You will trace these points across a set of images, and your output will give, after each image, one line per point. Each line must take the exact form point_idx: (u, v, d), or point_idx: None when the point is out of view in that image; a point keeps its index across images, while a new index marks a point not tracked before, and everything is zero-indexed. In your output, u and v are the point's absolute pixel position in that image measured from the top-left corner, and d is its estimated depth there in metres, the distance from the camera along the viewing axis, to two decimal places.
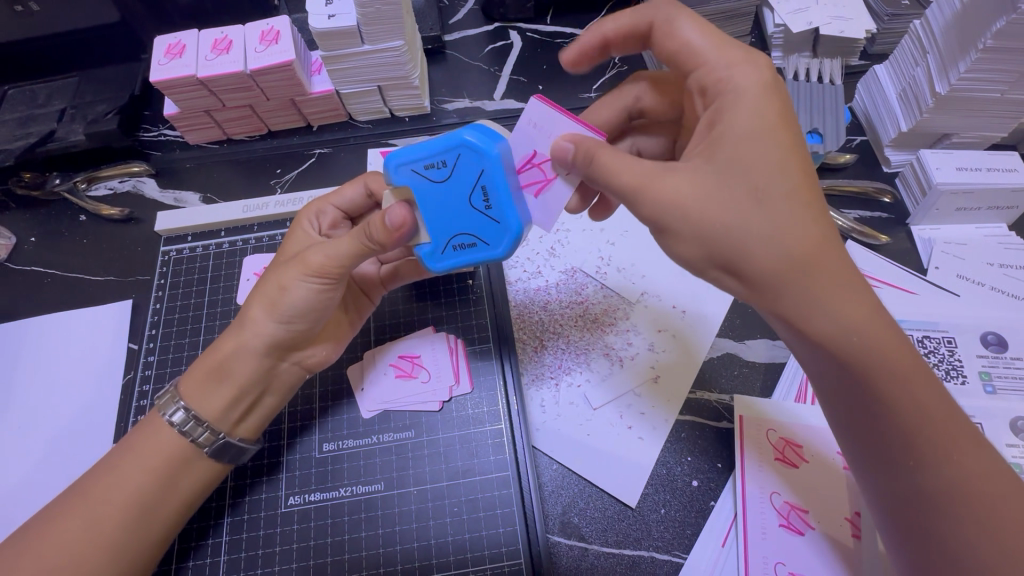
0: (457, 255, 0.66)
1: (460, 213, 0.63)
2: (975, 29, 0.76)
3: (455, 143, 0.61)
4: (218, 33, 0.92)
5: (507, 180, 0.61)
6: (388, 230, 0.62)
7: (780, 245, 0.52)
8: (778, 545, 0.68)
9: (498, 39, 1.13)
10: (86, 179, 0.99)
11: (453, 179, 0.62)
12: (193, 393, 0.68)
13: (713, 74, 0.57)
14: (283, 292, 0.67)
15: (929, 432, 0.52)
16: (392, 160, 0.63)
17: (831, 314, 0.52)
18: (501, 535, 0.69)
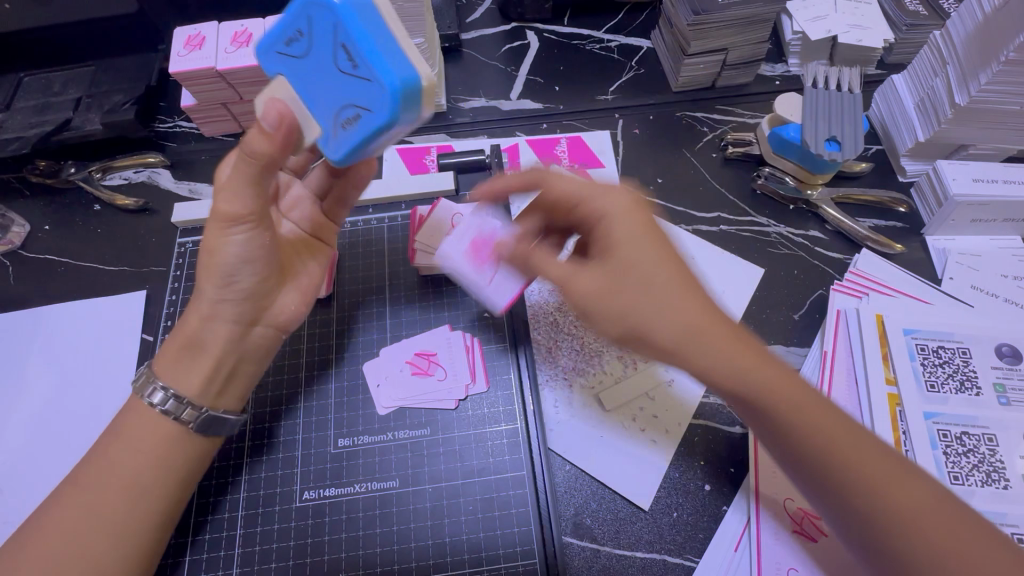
0: (348, 138, 0.55)
1: (335, 86, 0.53)
2: (998, 41, 0.76)
3: (303, 2, 0.52)
4: (238, 25, 0.92)
5: (366, 24, 0.49)
6: (270, 135, 0.56)
7: (676, 321, 0.52)
8: (790, 552, 0.69)
9: (515, 39, 1.13)
10: (100, 169, 0.99)
11: (312, 45, 0.54)
12: (168, 369, 0.66)
13: (588, 205, 0.60)
14: (212, 253, 0.64)
15: (901, 511, 0.46)
16: (260, 48, 0.58)
17: (723, 371, 0.51)
18: (515, 535, 0.69)
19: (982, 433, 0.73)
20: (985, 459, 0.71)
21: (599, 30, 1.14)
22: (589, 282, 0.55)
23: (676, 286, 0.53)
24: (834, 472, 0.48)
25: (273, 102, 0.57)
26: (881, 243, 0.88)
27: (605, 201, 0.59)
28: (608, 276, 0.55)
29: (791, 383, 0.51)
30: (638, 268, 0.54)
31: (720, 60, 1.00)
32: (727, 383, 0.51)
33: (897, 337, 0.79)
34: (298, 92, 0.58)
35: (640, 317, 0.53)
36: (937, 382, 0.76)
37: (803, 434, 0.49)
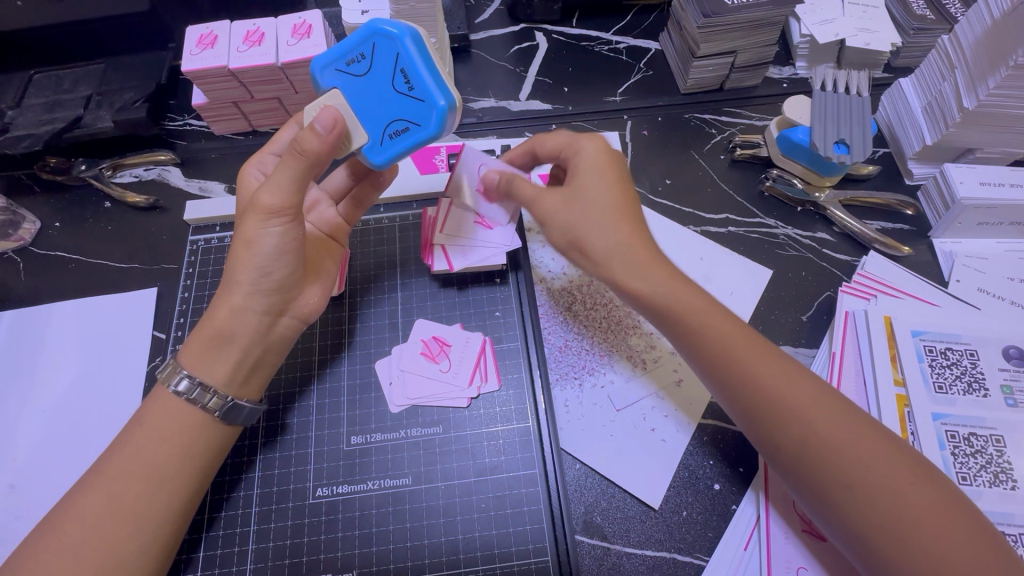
0: (395, 145, 0.67)
1: (388, 102, 0.66)
2: (1005, 46, 0.77)
3: (369, 34, 0.65)
4: (250, 24, 0.92)
5: (424, 61, 0.65)
6: (323, 136, 0.62)
7: (618, 242, 0.64)
8: (801, 550, 0.69)
9: (524, 40, 1.14)
10: (111, 166, 0.99)
11: (373, 69, 0.66)
12: (195, 361, 0.67)
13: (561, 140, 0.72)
14: (250, 245, 0.66)
15: (797, 406, 0.60)
16: (316, 65, 0.67)
17: (666, 287, 0.64)
18: (528, 532, 0.70)
19: (990, 435, 0.74)
20: (993, 460, 0.72)
21: (607, 31, 1.15)
22: (560, 201, 0.67)
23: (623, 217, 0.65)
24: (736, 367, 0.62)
25: (327, 105, 0.64)
26: (889, 246, 0.89)
27: (574, 137, 0.71)
28: (575, 201, 0.66)
29: (707, 303, 0.64)
30: (601, 198, 0.65)
31: (728, 63, 1.01)
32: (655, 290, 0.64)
33: (905, 338, 0.79)
34: (348, 100, 0.67)
35: (595, 236, 0.65)
36: (945, 383, 0.77)
37: (713, 341, 0.63)
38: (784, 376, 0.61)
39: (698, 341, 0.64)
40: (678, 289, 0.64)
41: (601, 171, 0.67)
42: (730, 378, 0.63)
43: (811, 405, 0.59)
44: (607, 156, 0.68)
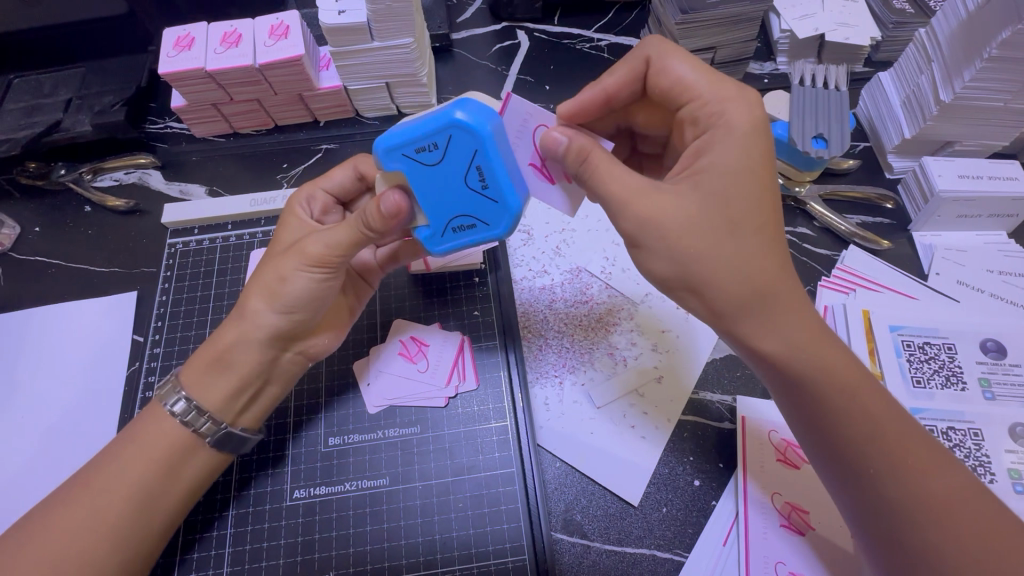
0: (458, 239, 0.63)
1: (459, 196, 0.60)
2: (980, 38, 0.77)
3: (445, 122, 0.57)
4: (227, 26, 0.92)
5: (503, 158, 0.58)
6: (384, 217, 0.60)
7: (746, 284, 0.56)
8: (779, 546, 0.69)
9: (506, 39, 1.14)
10: (91, 170, 0.99)
11: (446, 162, 0.59)
12: (194, 383, 0.67)
13: (707, 108, 0.60)
14: (283, 282, 0.67)
15: (909, 472, 0.55)
16: (380, 146, 0.59)
17: (789, 341, 0.58)
18: (505, 531, 0.70)
19: (968, 428, 0.74)
20: (971, 454, 0.72)
21: (589, 29, 1.14)
22: (685, 214, 0.56)
23: (760, 249, 0.56)
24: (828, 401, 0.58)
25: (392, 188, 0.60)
26: (868, 240, 0.89)
27: (728, 104, 0.59)
28: (700, 216, 0.56)
29: (830, 353, 0.58)
30: (741, 216, 0.56)
31: (708, 59, 1.01)
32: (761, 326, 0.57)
33: (883, 333, 0.79)
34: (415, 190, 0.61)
35: (706, 271, 0.56)
36: (923, 377, 0.77)
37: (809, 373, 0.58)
38: (896, 426, 0.57)
39: (807, 398, 0.58)
40: (799, 343, 0.57)
41: (748, 180, 0.57)
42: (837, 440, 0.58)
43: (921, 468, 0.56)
44: (757, 149, 0.58)
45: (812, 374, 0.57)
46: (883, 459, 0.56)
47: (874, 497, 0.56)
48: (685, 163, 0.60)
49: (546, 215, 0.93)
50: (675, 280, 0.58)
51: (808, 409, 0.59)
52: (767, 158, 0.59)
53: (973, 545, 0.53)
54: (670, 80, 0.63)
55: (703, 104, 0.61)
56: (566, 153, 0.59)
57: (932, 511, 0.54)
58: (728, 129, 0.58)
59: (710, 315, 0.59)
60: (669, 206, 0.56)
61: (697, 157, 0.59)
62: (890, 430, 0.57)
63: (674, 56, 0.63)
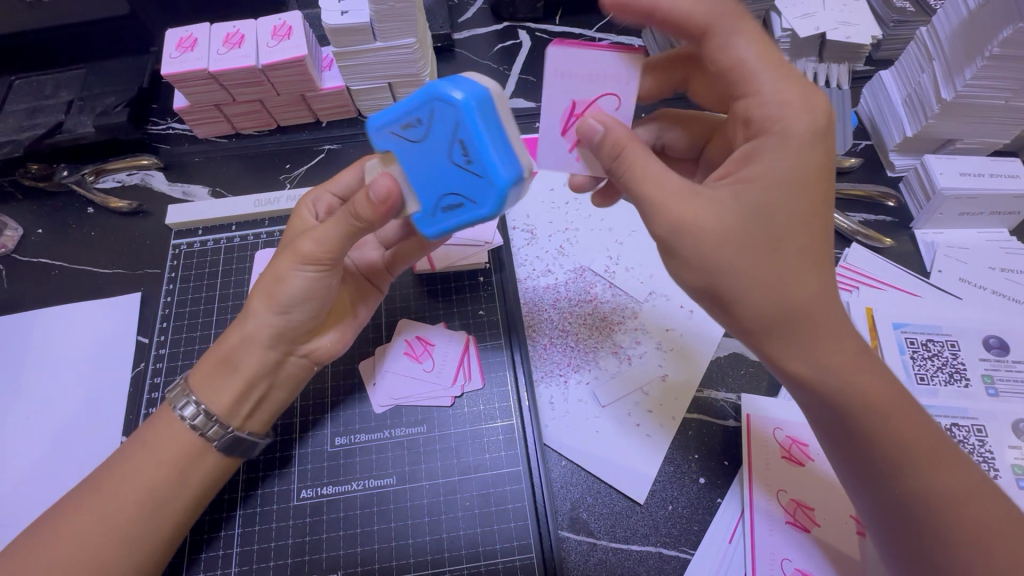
0: (450, 220, 0.60)
1: (446, 174, 0.58)
2: (981, 36, 0.77)
3: (426, 97, 0.55)
4: (230, 27, 0.92)
5: (486, 129, 0.54)
6: (373, 204, 0.59)
7: (777, 301, 0.55)
8: (784, 543, 0.69)
9: (508, 39, 1.14)
10: (93, 171, 0.99)
11: (430, 137, 0.57)
12: (203, 385, 0.68)
13: (763, 108, 0.56)
14: (279, 283, 0.67)
15: (930, 482, 0.56)
16: (373, 124, 0.60)
17: (820, 361, 0.56)
18: (512, 530, 0.70)
19: (971, 424, 0.74)
20: (975, 450, 0.73)
21: (590, 28, 1.15)
22: (719, 226, 0.54)
23: (799, 265, 0.55)
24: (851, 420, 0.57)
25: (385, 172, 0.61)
26: (871, 237, 0.89)
27: (788, 110, 0.55)
28: (734, 228, 0.54)
29: (865, 369, 0.57)
30: (778, 233, 0.54)
31: None
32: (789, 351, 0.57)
33: (886, 331, 0.80)
34: (406, 170, 0.61)
35: (739, 284, 0.54)
36: (926, 374, 0.77)
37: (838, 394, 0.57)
38: (923, 439, 0.57)
39: (837, 415, 0.57)
40: (834, 361, 0.56)
41: (794, 194, 0.54)
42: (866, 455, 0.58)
43: (941, 475, 0.56)
44: (809, 163, 0.55)
45: (847, 394, 0.56)
46: (911, 472, 0.56)
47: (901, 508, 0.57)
48: (727, 166, 0.58)
49: (550, 214, 0.93)
50: (702, 288, 0.57)
51: (838, 426, 0.59)
52: (819, 172, 0.56)
53: (997, 554, 0.53)
54: (729, 62, 0.57)
55: (758, 103, 0.56)
56: (602, 145, 0.58)
57: (957, 522, 0.55)
58: (783, 137, 0.55)
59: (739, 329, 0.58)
60: (709, 215, 0.54)
61: (742, 163, 0.56)
62: (916, 444, 0.57)
63: (740, 36, 0.57)
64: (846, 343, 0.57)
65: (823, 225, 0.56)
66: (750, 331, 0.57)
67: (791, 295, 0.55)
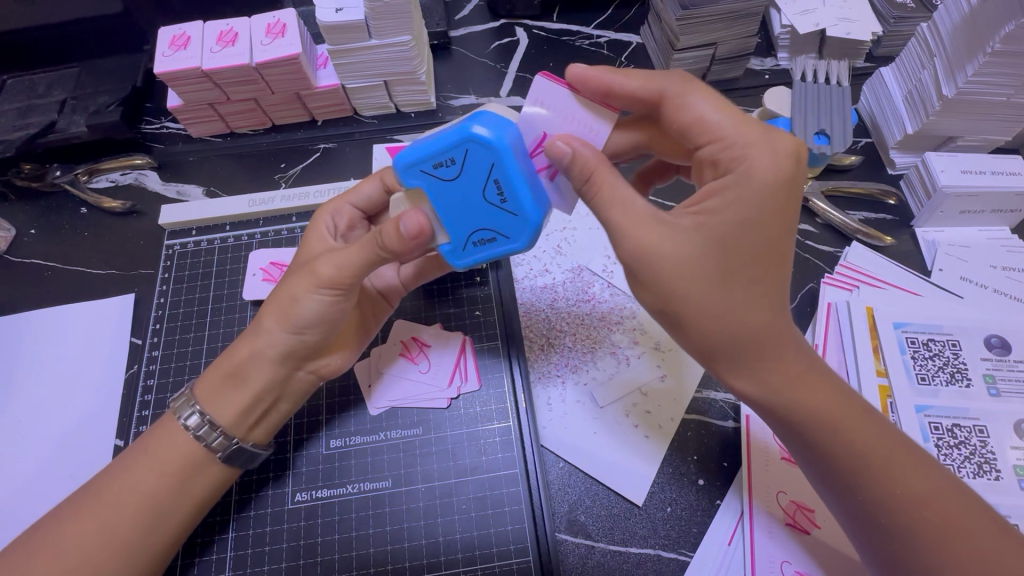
0: (477, 254, 0.62)
1: (477, 212, 0.60)
2: (983, 32, 0.76)
3: (463, 137, 0.56)
4: (223, 25, 0.91)
5: (521, 172, 0.57)
6: (404, 240, 0.59)
7: (731, 326, 0.55)
8: (784, 545, 0.69)
9: (505, 36, 1.13)
10: (87, 171, 0.98)
11: (462, 177, 0.58)
12: (209, 398, 0.67)
13: (729, 151, 0.56)
14: (294, 303, 0.65)
15: (892, 489, 0.55)
16: (400, 163, 0.58)
17: (767, 383, 0.58)
18: (509, 533, 0.70)
19: (973, 425, 0.73)
20: (976, 451, 0.72)
21: (588, 25, 1.14)
22: (675, 250, 0.53)
23: (755, 294, 0.55)
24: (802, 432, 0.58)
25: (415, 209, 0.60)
26: (872, 236, 0.88)
27: (752, 150, 0.55)
28: (690, 250, 0.53)
29: (815, 387, 0.58)
30: (735, 260, 0.54)
31: (708, 55, 1.00)
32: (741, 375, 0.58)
33: (887, 330, 0.79)
34: (433, 206, 0.61)
35: (692, 310, 0.55)
36: (927, 374, 0.76)
37: (785, 410, 0.58)
38: (879, 445, 0.56)
39: (787, 429, 0.59)
40: (783, 380, 0.57)
41: (754, 229, 0.54)
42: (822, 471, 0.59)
43: (903, 482, 0.55)
44: (773, 201, 0.55)
45: (794, 411, 0.57)
46: (873, 486, 0.55)
47: (867, 517, 0.56)
48: (693, 200, 0.57)
49: (548, 214, 0.93)
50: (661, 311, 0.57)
51: (791, 438, 0.60)
52: (782, 206, 0.55)
53: (962, 557, 0.51)
54: (689, 119, 0.58)
55: (722, 147, 0.56)
56: (573, 166, 0.55)
57: (924, 537, 0.53)
58: (746, 177, 0.54)
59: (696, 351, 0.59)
60: (668, 245, 0.53)
61: (707, 197, 0.56)
62: (871, 451, 0.56)
63: (697, 95, 0.58)
64: (799, 362, 0.58)
65: (783, 257, 0.56)
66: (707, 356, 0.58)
67: (745, 323, 0.55)
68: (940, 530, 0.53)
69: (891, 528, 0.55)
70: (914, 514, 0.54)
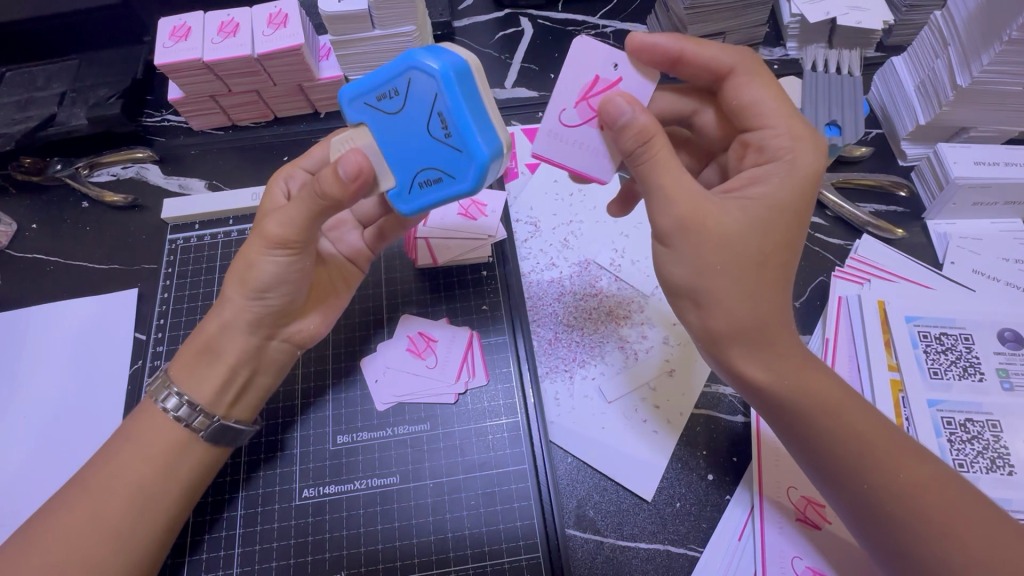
0: (426, 196, 0.61)
1: (423, 149, 0.59)
2: (999, 20, 0.75)
3: (404, 64, 0.57)
4: (224, 15, 0.89)
5: (463, 100, 0.55)
6: (341, 182, 0.58)
7: (751, 307, 0.56)
8: (795, 541, 0.68)
9: (509, 26, 1.11)
10: (87, 165, 0.97)
11: (406, 106, 0.58)
12: (183, 376, 0.67)
13: (778, 138, 0.58)
14: (250, 268, 0.66)
15: (890, 466, 0.56)
16: (344, 96, 0.61)
17: (775, 371, 0.58)
18: (518, 528, 0.69)
19: (986, 420, 0.73)
20: (989, 446, 0.71)
21: (594, 15, 1.12)
22: (722, 227, 0.55)
23: (775, 283, 0.57)
24: (805, 419, 0.58)
25: (356, 148, 0.60)
26: (883, 229, 0.87)
27: (799, 144, 0.57)
28: (735, 234, 0.55)
29: (815, 376, 0.59)
30: (769, 250, 0.56)
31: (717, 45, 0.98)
32: (755, 375, 0.59)
33: (899, 324, 0.78)
34: (379, 141, 0.61)
35: (720, 289, 0.55)
36: (940, 368, 0.76)
37: (794, 397, 0.58)
38: (875, 425, 0.58)
39: (792, 416, 0.59)
40: (788, 368, 0.58)
41: (789, 221, 0.56)
42: (825, 464, 0.58)
43: (896, 457, 0.56)
44: (806, 196, 0.57)
45: (798, 399, 0.58)
46: (877, 471, 0.56)
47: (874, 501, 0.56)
48: (733, 184, 0.59)
49: (555, 206, 0.91)
50: (685, 289, 0.58)
51: (795, 426, 0.59)
52: (806, 205, 0.58)
53: (965, 536, 0.52)
54: (746, 100, 0.60)
55: (772, 133, 0.58)
56: (625, 130, 0.55)
57: (929, 519, 0.54)
58: (792, 165, 0.57)
59: (705, 334, 0.59)
60: (714, 218, 0.55)
61: (749, 183, 0.58)
62: (871, 436, 0.57)
63: (758, 82, 0.59)
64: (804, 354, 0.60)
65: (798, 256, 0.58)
66: (715, 341, 0.58)
67: (767, 309, 0.57)
68: (936, 510, 0.54)
69: (892, 511, 0.55)
70: (911, 494, 0.55)
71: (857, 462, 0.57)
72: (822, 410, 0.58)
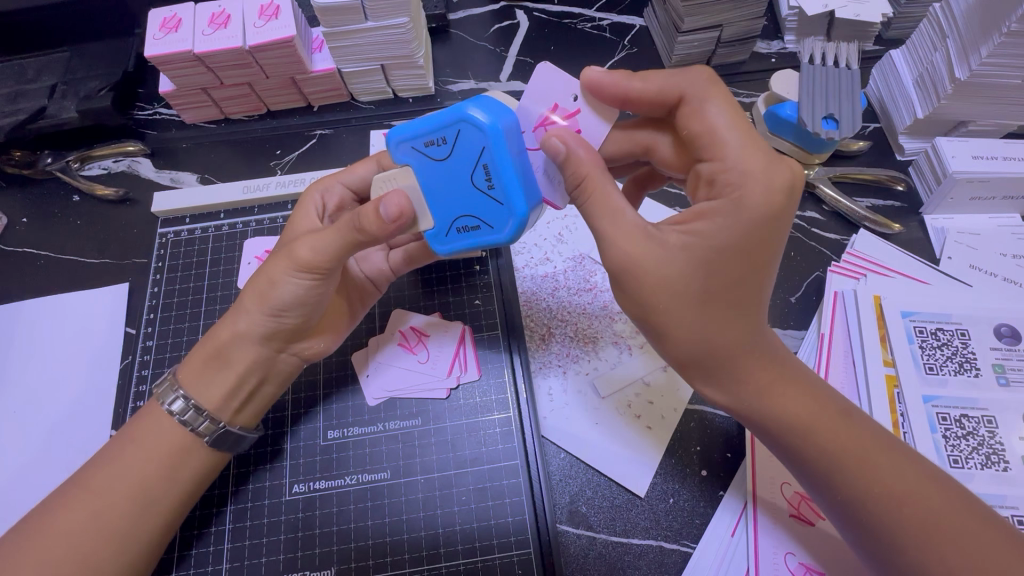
0: (461, 241, 0.61)
1: (465, 197, 0.59)
2: (998, 12, 0.74)
3: (456, 116, 0.56)
4: (215, 6, 0.88)
5: (511, 157, 0.56)
6: (384, 222, 0.58)
7: (706, 342, 0.56)
8: (788, 537, 0.68)
9: (505, 19, 1.10)
10: (78, 158, 0.96)
11: (454, 156, 0.57)
12: (192, 381, 0.67)
13: (726, 174, 0.55)
14: (272, 286, 0.65)
15: (864, 480, 0.55)
16: (391, 137, 0.60)
17: (739, 393, 0.59)
18: (510, 525, 0.69)
19: (981, 415, 0.72)
20: (984, 442, 0.71)
21: (591, 7, 1.11)
22: (662, 269, 0.54)
23: (732, 316, 0.56)
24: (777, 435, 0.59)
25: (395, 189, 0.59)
26: (879, 223, 0.86)
27: (749, 180, 0.53)
28: (677, 271, 0.54)
29: (787, 393, 0.58)
30: (719, 282, 0.54)
31: (713, 38, 0.97)
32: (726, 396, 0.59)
33: (894, 319, 0.77)
34: (421, 184, 0.60)
35: (668, 323, 0.56)
36: (936, 364, 0.75)
37: (762, 415, 0.59)
38: (852, 439, 0.57)
39: (764, 432, 0.60)
40: (754, 388, 0.58)
41: (741, 252, 0.55)
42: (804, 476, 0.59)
43: (870, 471, 0.55)
44: (759, 230, 0.54)
45: (766, 415, 0.58)
46: (851, 485, 0.56)
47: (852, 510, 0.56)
48: (680, 217, 0.57)
49: None
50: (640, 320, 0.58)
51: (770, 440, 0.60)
52: (768, 237, 0.55)
53: (944, 547, 0.51)
54: (700, 128, 0.56)
55: (720, 168, 0.55)
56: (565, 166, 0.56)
57: (907, 530, 0.53)
58: (739, 204, 0.54)
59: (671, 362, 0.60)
60: (652, 256, 0.54)
61: (696, 218, 0.55)
62: (846, 448, 0.56)
63: (712, 108, 0.55)
64: (775, 370, 0.59)
65: (762, 283, 0.57)
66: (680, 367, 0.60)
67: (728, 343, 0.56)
68: (912, 521, 0.53)
69: (870, 520, 0.55)
70: (888, 505, 0.54)
71: (832, 474, 0.57)
72: (793, 425, 0.58)
